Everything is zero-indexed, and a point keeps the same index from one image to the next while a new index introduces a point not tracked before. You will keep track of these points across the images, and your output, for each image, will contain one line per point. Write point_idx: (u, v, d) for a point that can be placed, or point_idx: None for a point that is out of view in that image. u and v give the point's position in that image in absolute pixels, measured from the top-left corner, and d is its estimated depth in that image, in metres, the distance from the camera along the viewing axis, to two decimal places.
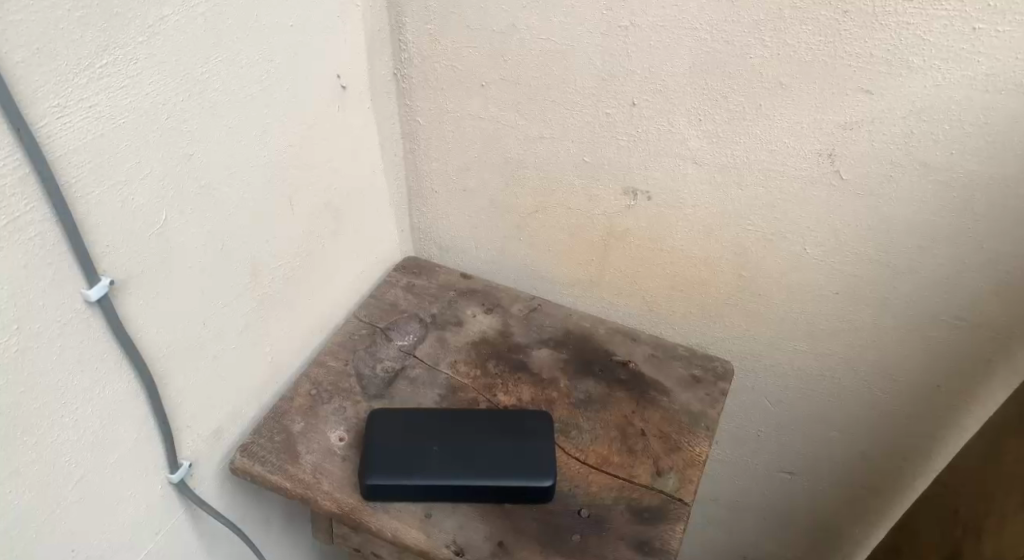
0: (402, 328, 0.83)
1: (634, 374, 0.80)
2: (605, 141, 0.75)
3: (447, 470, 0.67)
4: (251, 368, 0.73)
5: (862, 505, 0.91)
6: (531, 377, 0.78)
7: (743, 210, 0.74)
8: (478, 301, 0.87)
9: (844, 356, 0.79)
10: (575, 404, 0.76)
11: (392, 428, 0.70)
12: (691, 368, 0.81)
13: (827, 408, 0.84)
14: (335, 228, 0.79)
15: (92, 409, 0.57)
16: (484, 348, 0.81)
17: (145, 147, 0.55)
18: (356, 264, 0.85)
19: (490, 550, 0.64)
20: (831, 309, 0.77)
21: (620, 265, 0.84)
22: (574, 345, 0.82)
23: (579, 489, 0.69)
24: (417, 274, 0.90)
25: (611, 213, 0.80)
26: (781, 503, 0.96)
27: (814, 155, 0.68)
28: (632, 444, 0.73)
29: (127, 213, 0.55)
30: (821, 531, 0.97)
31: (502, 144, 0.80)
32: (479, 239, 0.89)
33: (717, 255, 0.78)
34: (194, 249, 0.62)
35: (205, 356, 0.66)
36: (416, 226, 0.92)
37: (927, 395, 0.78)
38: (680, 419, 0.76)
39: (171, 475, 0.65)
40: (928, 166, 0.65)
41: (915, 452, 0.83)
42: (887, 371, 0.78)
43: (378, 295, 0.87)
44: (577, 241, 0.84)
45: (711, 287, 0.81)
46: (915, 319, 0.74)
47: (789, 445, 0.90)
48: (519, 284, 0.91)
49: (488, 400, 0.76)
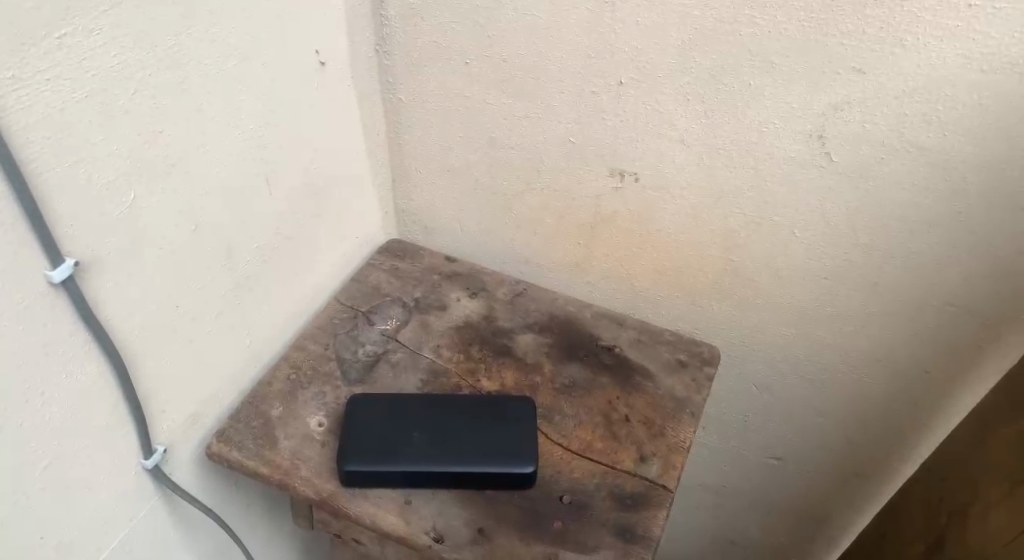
0: (384, 312, 0.82)
1: (619, 360, 0.78)
2: (592, 121, 0.73)
3: (427, 457, 0.66)
4: (225, 352, 0.71)
5: (849, 491, 0.91)
6: (514, 361, 0.77)
7: (731, 192, 0.72)
8: (462, 285, 0.85)
9: (832, 341, 0.78)
10: (559, 388, 0.75)
11: (370, 415, 0.69)
12: (676, 352, 0.79)
13: (815, 394, 0.84)
14: (313, 209, 0.78)
15: (61, 393, 0.56)
16: (467, 331, 0.80)
17: (111, 123, 0.53)
18: (335, 246, 0.84)
19: (469, 537, 0.64)
20: (819, 293, 0.76)
21: (606, 248, 0.82)
22: (559, 330, 0.81)
23: (561, 476, 0.68)
24: (400, 257, 0.89)
25: (598, 195, 0.78)
26: (768, 487, 0.96)
27: (804, 136, 0.67)
28: (616, 430, 0.72)
29: (92, 192, 0.53)
30: (807, 517, 0.97)
31: (486, 125, 0.78)
32: (464, 221, 0.88)
33: (705, 238, 0.77)
34: (165, 230, 0.60)
35: (178, 339, 0.65)
36: (399, 207, 0.91)
37: (918, 381, 0.77)
38: (665, 404, 0.74)
39: (145, 460, 0.64)
40: (920, 148, 0.64)
41: (903, 439, 0.83)
42: (876, 358, 0.78)
43: (359, 278, 0.86)
44: (564, 224, 0.82)
45: (700, 271, 0.79)
46: (907, 304, 0.73)
47: (777, 431, 0.89)
48: (505, 269, 0.90)
49: (470, 384, 0.75)
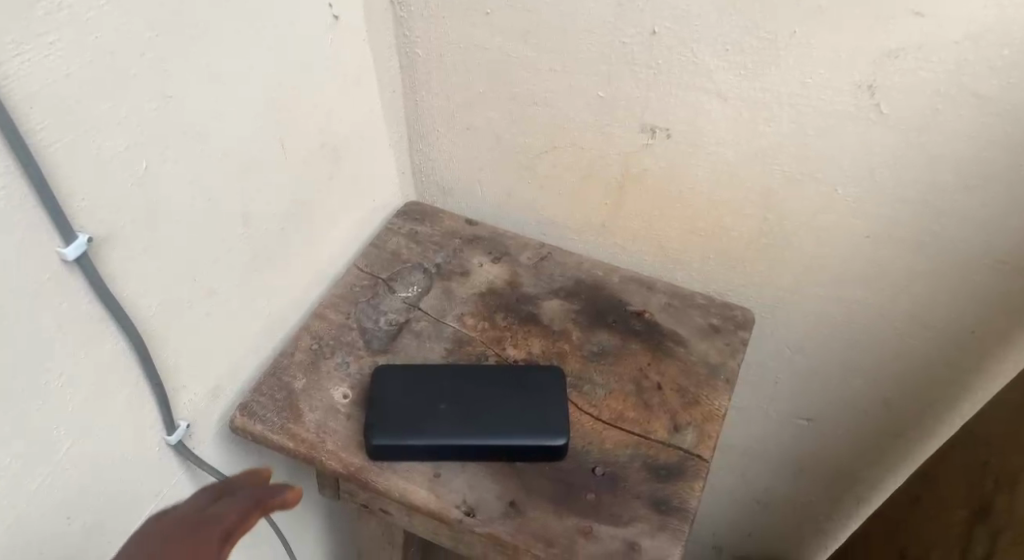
0: (405, 279, 0.79)
1: (649, 325, 0.75)
2: (623, 74, 0.69)
3: (456, 429, 0.64)
4: (244, 324, 0.69)
5: (881, 452, 0.89)
6: (541, 329, 0.75)
7: (769, 148, 0.69)
8: (484, 250, 0.82)
9: (871, 300, 0.76)
10: (588, 356, 0.73)
11: (396, 386, 0.67)
12: (709, 317, 0.77)
13: (851, 355, 0.81)
14: (330, 172, 0.75)
15: (80, 372, 0.54)
16: (491, 298, 0.77)
17: (119, 89, 0.50)
18: (352, 210, 0.81)
19: (501, 510, 0.62)
20: (860, 252, 0.73)
21: (635, 208, 0.79)
22: (587, 295, 0.78)
23: (592, 447, 0.67)
24: (419, 220, 0.86)
25: (627, 153, 0.75)
26: (797, 448, 0.95)
27: (851, 87, 0.63)
28: (648, 398, 0.70)
29: (103, 163, 0.51)
30: (836, 477, 0.95)
31: (510, 80, 0.75)
32: (485, 182, 0.85)
33: (739, 197, 0.74)
34: (181, 201, 0.57)
35: (198, 312, 0.63)
36: (417, 167, 0.88)
37: (961, 341, 0.75)
38: (697, 371, 0.72)
39: (168, 436, 0.63)
40: (980, 97, 0.60)
41: (942, 400, 0.81)
42: (918, 318, 0.75)
43: (377, 242, 0.83)
44: (590, 184, 0.79)
45: (733, 231, 0.76)
46: (955, 262, 0.70)
47: (809, 392, 0.87)
48: (528, 231, 0.87)
49: (497, 353, 0.73)
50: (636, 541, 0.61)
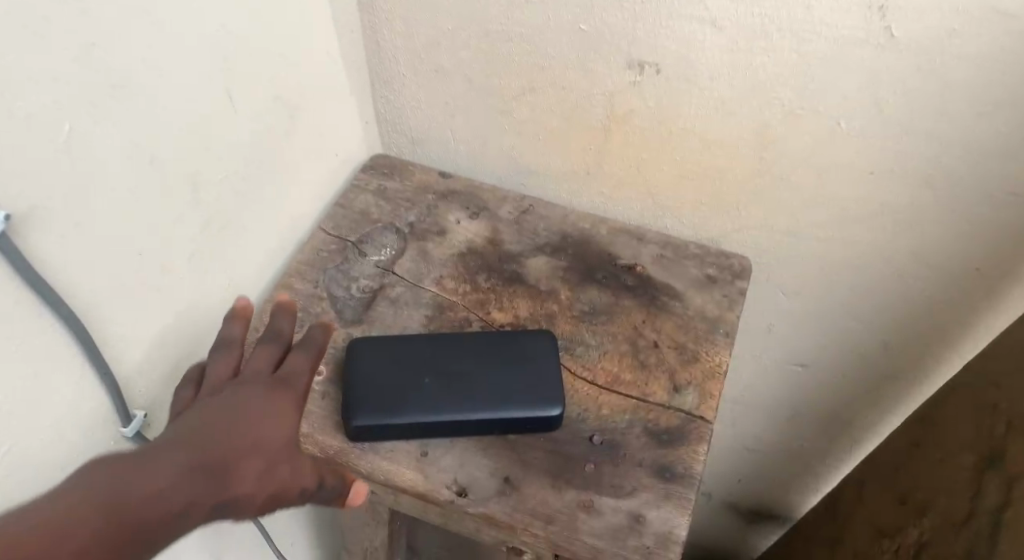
0: (377, 241, 0.73)
1: (641, 280, 0.71)
2: (607, 3, 0.63)
3: (441, 405, 0.60)
4: (201, 299, 0.63)
5: (876, 396, 0.86)
6: (527, 289, 0.69)
7: (767, 81, 0.63)
8: (461, 205, 0.76)
9: (873, 241, 0.72)
10: (579, 316, 0.68)
11: (373, 360, 0.62)
12: (704, 268, 0.72)
13: (849, 298, 0.78)
14: (287, 126, 0.68)
15: (14, 368, 0.47)
16: (471, 258, 0.72)
17: (28, 36, 0.42)
18: (313, 167, 0.74)
19: (495, 488, 0.58)
20: (863, 190, 0.68)
21: (621, 153, 0.73)
22: (573, 250, 0.73)
23: (589, 414, 0.62)
24: (388, 175, 0.79)
25: (612, 92, 0.69)
26: (790, 394, 0.92)
27: (860, 9, 0.57)
28: (645, 359, 0.65)
29: (18, 126, 0.43)
30: (830, 423, 0.93)
31: (481, 14, 0.67)
32: (458, 130, 0.78)
33: (734, 136, 0.68)
34: (116, 166, 0.50)
35: (147, 290, 0.56)
36: (382, 117, 0.80)
37: (965, 279, 0.71)
38: (695, 327, 0.67)
39: (124, 429, 0.57)
40: (1001, 15, 0.55)
41: (942, 341, 0.77)
42: (922, 257, 0.71)
43: (344, 201, 0.76)
44: (573, 128, 0.73)
45: (727, 174, 0.71)
46: (965, 197, 0.66)
47: (804, 337, 0.84)
48: (506, 182, 0.81)
49: (481, 318, 0.67)
50: (641, 512, 0.57)
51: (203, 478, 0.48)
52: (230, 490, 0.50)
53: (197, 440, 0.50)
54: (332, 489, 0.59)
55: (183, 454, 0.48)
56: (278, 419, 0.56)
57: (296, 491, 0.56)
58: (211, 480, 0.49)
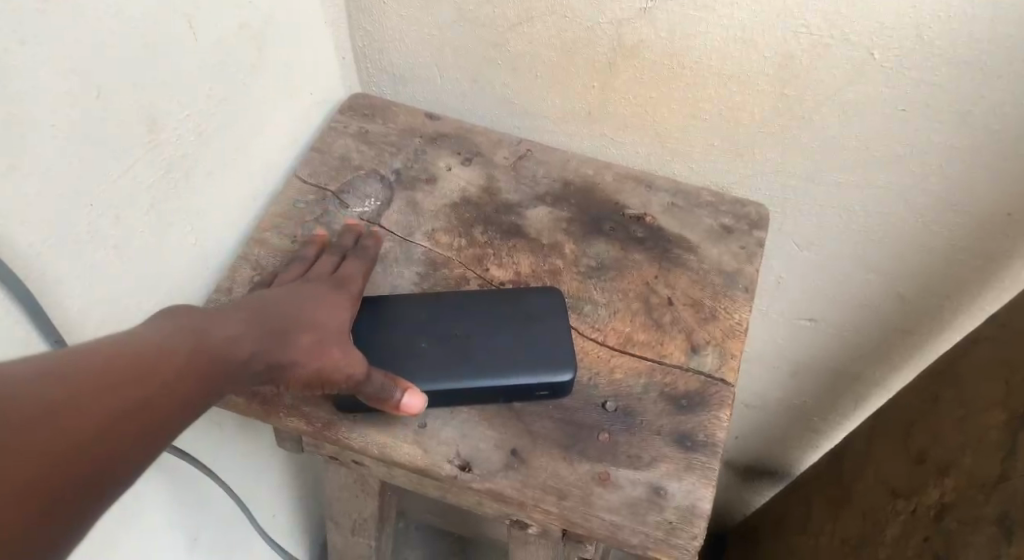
0: (359, 191, 0.66)
1: (651, 231, 0.65)
2: None
3: (440, 372, 0.54)
4: (165, 256, 0.56)
5: (887, 349, 0.83)
6: (528, 243, 0.63)
7: (795, 5, 0.57)
8: (451, 149, 0.69)
9: (899, 185, 0.66)
10: (586, 272, 0.62)
11: (362, 325, 0.56)
12: (719, 217, 0.66)
13: (866, 248, 0.73)
14: (255, 59, 0.60)
15: None
16: (465, 209, 0.65)
17: None
18: (285, 108, 0.66)
19: (502, 462, 0.52)
20: (893, 129, 0.63)
21: (628, 91, 0.67)
22: (577, 200, 0.67)
23: (601, 378, 0.57)
24: (369, 117, 0.71)
25: (619, 21, 0.62)
26: (797, 349, 0.88)
27: None
28: (659, 317, 0.60)
29: None
30: (837, 378, 0.89)
31: None
32: (445, 67, 0.70)
33: (754, 70, 0.62)
34: (56, 98, 0.43)
35: (100, 246, 0.49)
36: (361, 53, 0.73)
37: (994, 225, 0.67)
38: (712, 282, 0.62)
39: None
40: None
41: (962, 291, 0.73)
42: (950, 203, 0.67)
43: (321, 146, 0.69)
44: (575, 62, 0.66)
45: (744, 113, 0.65)
46: (1003, 136, 0.60)
47: (814, 290, 0.79)
48: (500, 125, 0.74)
49: (479, 276, 0.61)
50: (662, 485, 0.52)
51: (265, 339, 0.46)
52: (285, 357, 0.46)
53: (261, 309, 0.48)
54: (382, 387, 0.50)
55: (246, 318, 0.46)
56: (334, 309, 0.52)
57: (343, 381, 0.48)
58: (271, 342, 0.46)
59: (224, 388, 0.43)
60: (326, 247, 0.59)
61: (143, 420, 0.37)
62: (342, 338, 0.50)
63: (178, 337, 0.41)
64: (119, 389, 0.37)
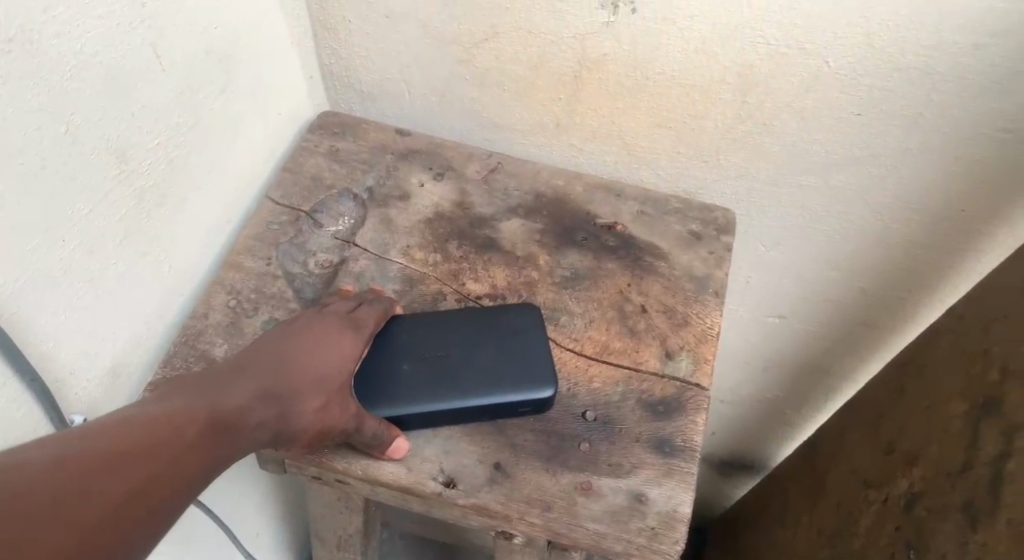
0: (332, 210, 0.66)
1: (623, 239, 0.66)
2: None
3: (420, 392, 0.54)
4: (140, 285, 0.55)
5: (853, 343, 0.85)
6: (503, 256, 0.64)
7: (753, 18, 0.58)
8: (422, 165, 0.70)
9: (859, 186, 0.68)
10: (560, 283, 0.63)
11: None
12: (688, 223, 0.68)
13: (829, 248, 0.75)
14: (223, 83, 0.60)
15: None
16: (439, 224, 0.66)
17: None
18: (255, 130, 0.66)
19: (485, 476, 0.53)
20: (852, 134, 0.64)
21: (595, 102, 0.68)
22: (549, 211, 0.67)
23: (579, 388, 0.58)
24: (339, 134, 0.72)
25: (583, 35, 0.63)
26: (766, 346, 0.90)
27: None
28: (634, 325, 0.61)
29: None
30: (806, 373, 0.92)
31: None
32: (413, 83, 0.71)
33: (716, 80, 0.63)
34: (23, 136, 0.43)
35: (74, 281, 0.49)
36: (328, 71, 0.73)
37: (950, 221, 0.69)
38: (684, 288, 0.63)
39: None
40: None
41: (922, 285, 0.76)
42: (908, 202, 0.69)
43: (292, 165, 0.69)
44: (541, 76, 0.67)
45: (708, 121, 0.66)
46: (956, 137, 0.62)
47: (781, 289, 0.81)
48: (469, 137, 0.74)
49: (455, 291, 0.62)
50: (642, 491, 0.53)
51: (268, 405, 0.47)
52: (287, 418, 0.48)
53: (258, 365, 0.48)
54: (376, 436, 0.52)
55: (250, 381, 0.47)
56: (336, 355, 0.52)
57: (339, 432, 0.51)
58: (273, 406, 0.47)
59: (232, 455, 0.44)
60: (346, 296, 0.59)
61: (157, 497, 0.39)
62: (342, 389, 0.51)
63: (187, 408, 0.43)
64: (135, 467, 0.39)
